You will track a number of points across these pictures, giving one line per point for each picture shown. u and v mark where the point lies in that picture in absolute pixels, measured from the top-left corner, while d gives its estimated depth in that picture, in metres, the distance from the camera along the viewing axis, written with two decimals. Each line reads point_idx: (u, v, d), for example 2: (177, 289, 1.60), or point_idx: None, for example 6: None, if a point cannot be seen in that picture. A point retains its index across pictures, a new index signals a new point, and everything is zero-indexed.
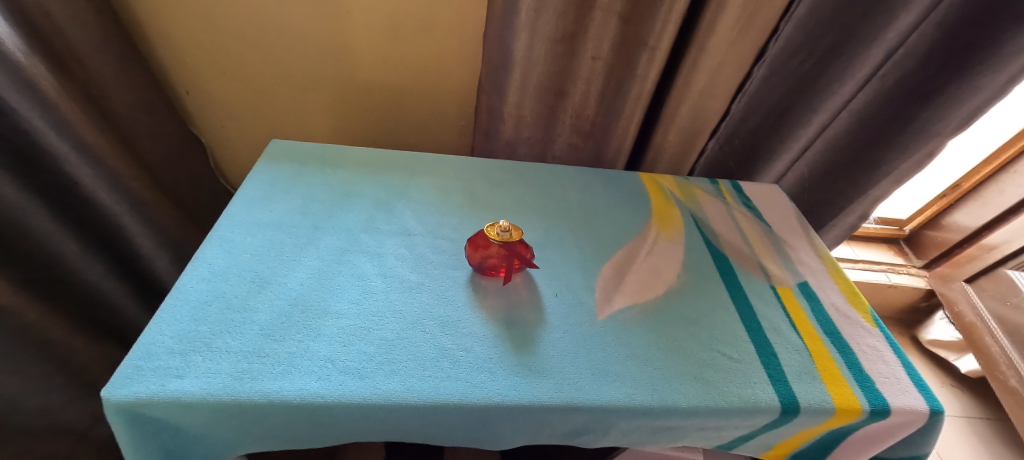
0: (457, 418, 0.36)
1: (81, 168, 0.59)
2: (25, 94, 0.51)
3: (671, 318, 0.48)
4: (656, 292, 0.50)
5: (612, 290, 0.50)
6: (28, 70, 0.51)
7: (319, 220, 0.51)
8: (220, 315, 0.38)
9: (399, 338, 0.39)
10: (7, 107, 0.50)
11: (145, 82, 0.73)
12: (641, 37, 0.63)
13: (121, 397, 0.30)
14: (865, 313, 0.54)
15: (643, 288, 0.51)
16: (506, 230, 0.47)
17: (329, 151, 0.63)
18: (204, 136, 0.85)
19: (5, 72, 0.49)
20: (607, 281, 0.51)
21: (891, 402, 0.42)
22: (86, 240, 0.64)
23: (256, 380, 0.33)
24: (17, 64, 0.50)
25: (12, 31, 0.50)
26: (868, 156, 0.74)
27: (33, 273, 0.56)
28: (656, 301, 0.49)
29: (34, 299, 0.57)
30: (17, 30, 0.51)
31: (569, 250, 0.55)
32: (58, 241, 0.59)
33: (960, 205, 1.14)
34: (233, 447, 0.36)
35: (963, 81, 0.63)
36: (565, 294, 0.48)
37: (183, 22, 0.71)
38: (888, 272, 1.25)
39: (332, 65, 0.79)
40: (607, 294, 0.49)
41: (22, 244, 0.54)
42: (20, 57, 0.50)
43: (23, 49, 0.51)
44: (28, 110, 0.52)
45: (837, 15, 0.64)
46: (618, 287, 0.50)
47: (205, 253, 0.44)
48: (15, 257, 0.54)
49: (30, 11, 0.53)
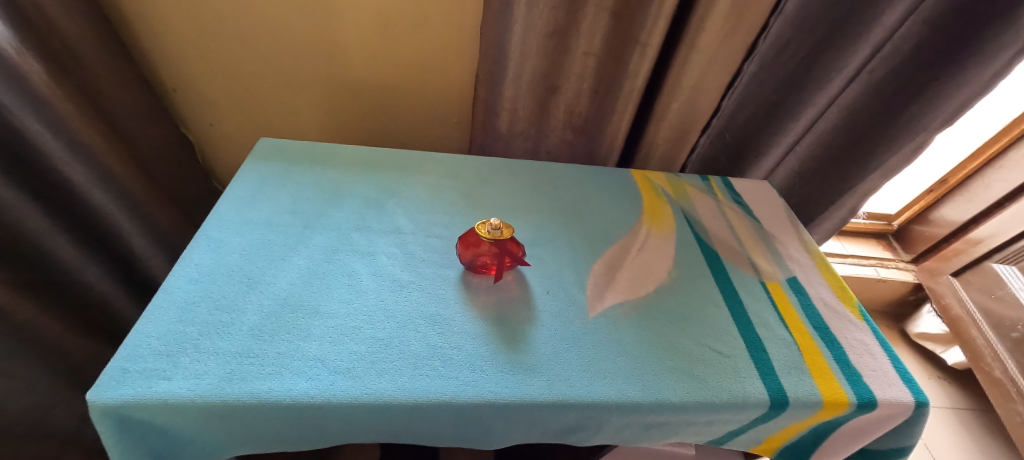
0: (448, 416, 0.36)
1: (74, 168, 0.58)
2: (17, 93, 0.50)
3: (662, 314, 0.48)
4: (648, 288, 0.51)
5: (607, 287, 0.50)
6: (25, 69, 0.51)
7: (309, 220, 0.51)
8: (207, 316, 0.37)
9: (390, 337, 0.39)
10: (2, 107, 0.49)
11: (134, 79, 0.72)
12: (632, 34, 0.63)
13: (107, 399, 0.30)
14: (852, 307, 0.55)
15: (635, 283, 0.51)
16: (497, 227, 0.46)
17: (320, 150, 0.63)
18: (192, 133, 0.84)
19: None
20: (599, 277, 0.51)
21: (878, 395, 0.43)
22: (81, 240, 0.63)
23: (245, 380, 0.33)
24: (12, 63, 0.49)
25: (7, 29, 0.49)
26: (857, 150, 0.74)
27: (29, 275, 0.56)
28: (648, 299, 0.50)
29: (32, 302, 0.56)
30: (12, 29, 0.50)
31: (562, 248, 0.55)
32: (56, 245, 0.58)
33: (948, 200, 1.15)
34: (222, 449, 0.35)
35: (948, 77, 0.64)
36: (557, 292, 0.48)
37: (171, 19, 0.70)
38: (877, 267, 1.26)
39: (321, 61, 0.78)
40: (599, 291, 0.49)
41: (20, 247, 0.54)
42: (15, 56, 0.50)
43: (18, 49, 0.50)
44: (20, 110, 0.51)
45: (825, 12, 0.64)
46: (612, 284, 0.51)
47: (193, 253, 0.43)
48: (13, 260, 0.54)
49: (25, 9, 0.52)
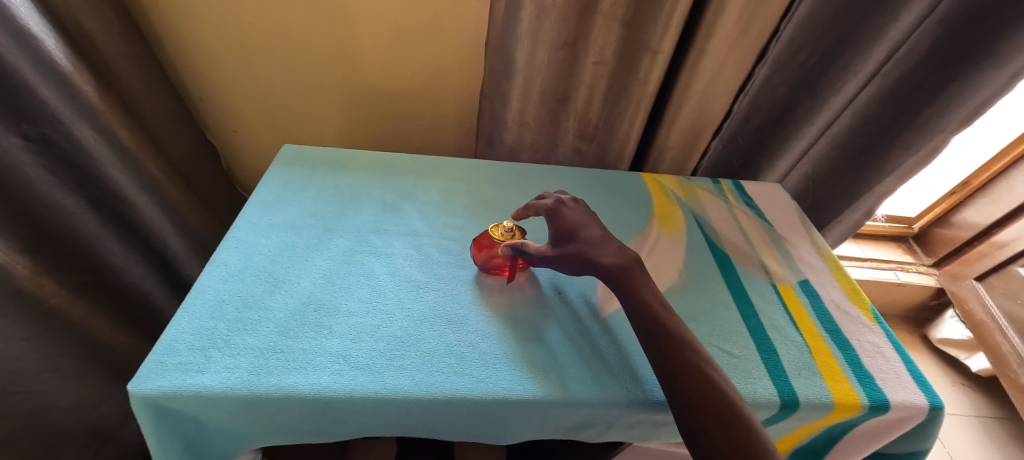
0: (462, 412, 0.37)
1: (117, 171, 0.62)
2: (71, 105, 0.55)
3: (604, 253, 0.46)
4: (595, 231, 0.49)
5: (564, 235, 0.48)
6: (68, 78, 0.54)
7: (330, 222, 0.53)
8: (236, 314, 0.40)
9: (408, 335, 0.41)
10: (52, 117, 0.53)
11: (167, 91, 0.75)
12: (641, 40, 0.64)
13: (147, 390, 0.32)
14: (866, 310, 0.54)
15: (592, 224, 0.50)
16: (509, 230, 0.49)
17: (340, 156, 0.65)
18: (219, 141, 0.88)
19: (49, 82, 0.52)
20: (556, 220, 0.49)
21: (890, 398, 0.43)
22: (124, 239, 0.68)
23: (271, 375, 0.35)
24: (64, 77, 0.54)
25: (59, 45, 0.53)
26: (873, 153, 0.73)
27: (81, 275, 0.62)
28: (591, 240, 0.48)
29: (82, 299, 0.62)
30: (62, 45, 0.54)
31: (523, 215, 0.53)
32: (104, 247, 0.64)
33: (970, 202, 1.12)
34: (249, 440, 0.37)
35: (965, 78, 0.62)
36: (517, 247, 0.46)
37: (198, 33, 0.73)
38: (897, 271, 1.24)
39: (340, 70, 0.80)
40: (556, 241, 0.48)
41: (73, 250, 0.60)
42: (63, 66, 0.54)
43: (65, 60, 0.54)
44: (72, 120, 0.55)
45: (836, 16, 0.64)
46: (575, 225, 0.49)
47: (222, 254, 0.46)
48: (65, 259, 0.59)
49: (68, 28, 0.56)
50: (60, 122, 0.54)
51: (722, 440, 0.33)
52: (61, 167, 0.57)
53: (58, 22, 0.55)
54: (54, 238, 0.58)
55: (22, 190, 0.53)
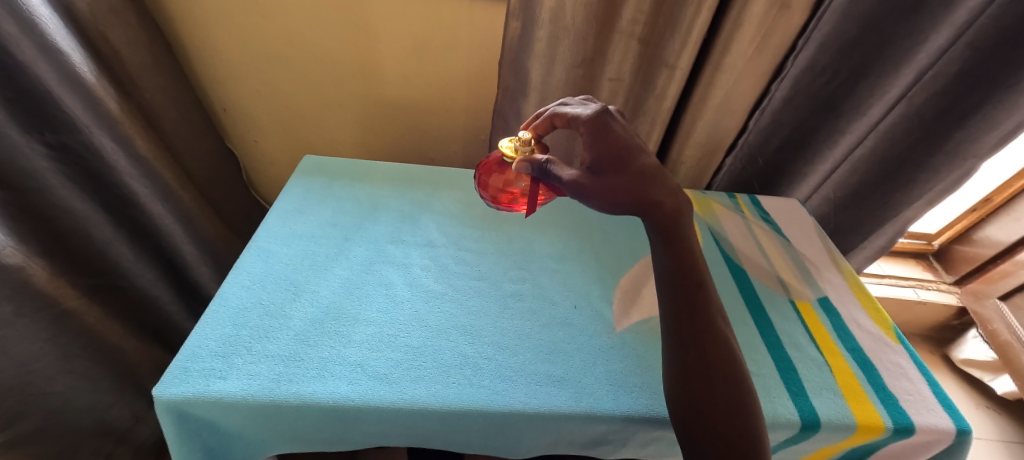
0: (477, 424, 0.37)
1: (135, 179, 0.64)
2: (97, 117, 0.57)
3: (659, 189, 0.42)
4: (647, 157, 0.43)
5: (608, 160, 0.42)
6: (91, 90, 0.56)
7: (349, 232, 0.54)
8: (258, 321, 0.40)
9: (424, 345, 0.41)
10: (79, 126, 0.56)
11: (189, 101, 0.78)
12: (660, 57, 0.64)
13: (171, 395, 0.33)
14: (888, 330, 0.53)
15: (644, 149, 0.43)
16: (525, 144, 0.45)
17: (358, 167, 0.66)
18: (239, 151, 0.90)
19: (75, 93, 0.54)
20: (602, 140, 0.42)
21: (915, 421, 0.42)
22: (136, 244, 0.69)
23: (291, 382, 0.35)
24: (90, 88, 0.56)
25: (86, 57, 0.56)
26: (899, 178, 0.72)
27: (92, 279, 0.63)
28: (642, 170, 0.42)
29: (92, 301, 0.64)
30: (89, 57, 0.56)
31: (558, 126, 0.48)
32: (114, 249, 0.65)
33: (992, 219, 1.09)
34: (266, 447, 0.38)
35: (996, 101, 0.60)
36: (537, 165, 0.43)
37: (223, 47, 0.76)
38: (917, 288, 1.22)
39: (358, 84, 0.82)
40: (596, 167, 0.42)
41: (89, 253, 0.62)
42: (87, 79, 0.55)
43: (90, 74, 0.56)
44: (97, 131, 0.57)
45: (860, 36, 0.64)
46: (623, 150, 0.42)
47: (245, 262, 0.47)
48: (74, 264, 0.61)
49: (97, 42, 0.59)
50: (86, 131, 0.56)
51: (733, 426, 0.34)
52: (77, 172, 0.59)
53: (85, 36, 0.57)
54: (66, 243, 0.59)
55: (38, 195, 0.55)
